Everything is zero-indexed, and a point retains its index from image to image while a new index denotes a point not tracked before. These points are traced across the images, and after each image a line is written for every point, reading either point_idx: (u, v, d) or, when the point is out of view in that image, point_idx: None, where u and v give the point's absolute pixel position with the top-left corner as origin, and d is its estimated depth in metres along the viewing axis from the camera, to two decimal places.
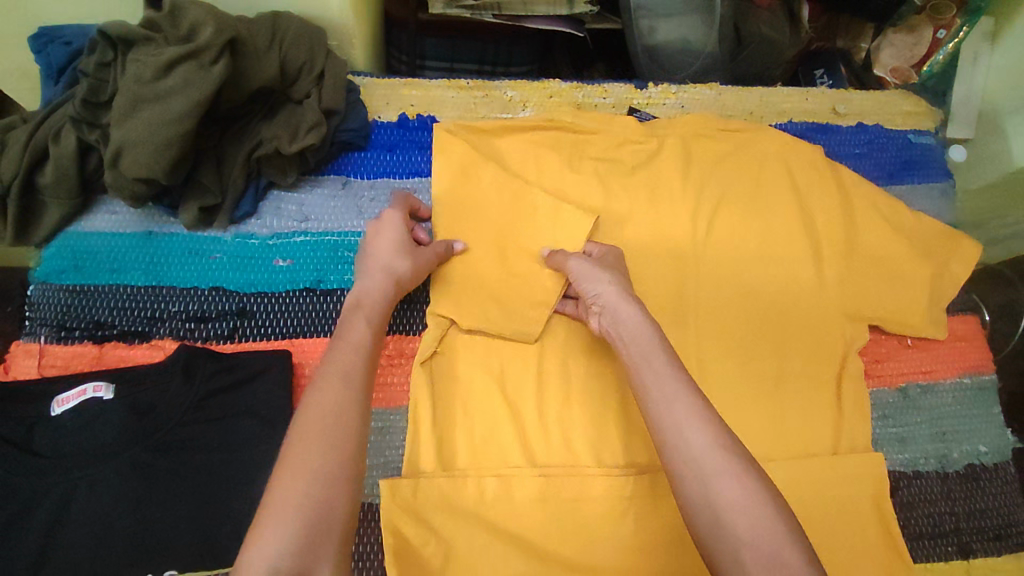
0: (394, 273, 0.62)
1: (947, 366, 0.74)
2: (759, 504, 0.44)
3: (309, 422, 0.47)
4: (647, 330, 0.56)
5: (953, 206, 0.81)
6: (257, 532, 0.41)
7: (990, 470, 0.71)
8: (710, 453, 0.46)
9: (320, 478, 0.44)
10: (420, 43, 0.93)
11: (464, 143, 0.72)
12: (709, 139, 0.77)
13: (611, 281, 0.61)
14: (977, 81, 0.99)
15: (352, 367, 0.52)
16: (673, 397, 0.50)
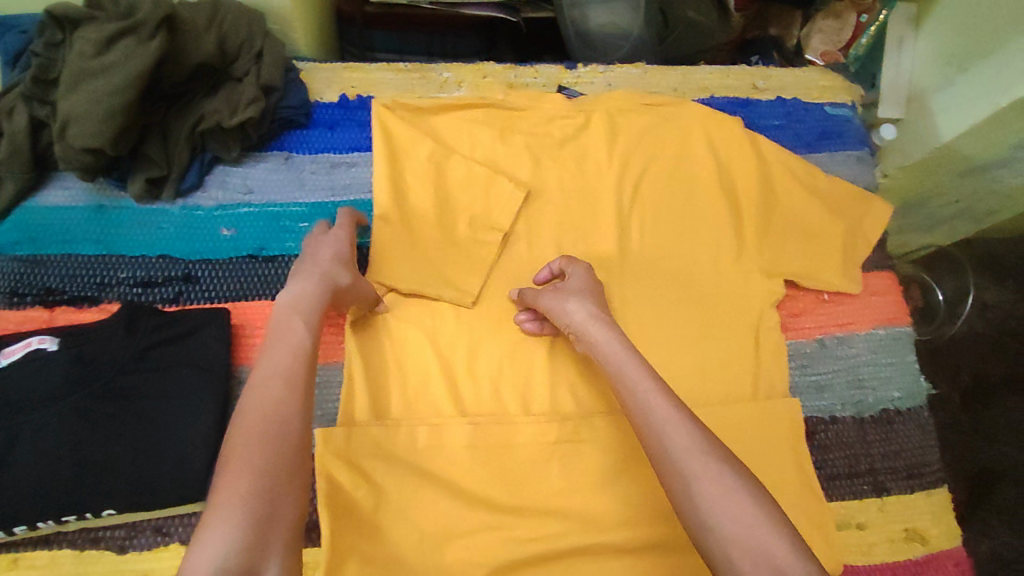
0: (333, 283, 0.61)
1: (863, 319, 0.78)
2: (735, 497, 0.48)
3: (253, 423, 0.49)
4: (624, 351, 0.60)
5: (869, 172, 0.86)
6: (203, 534, 0.43)
7: (904, 414, 0.75)
8: (688, 453, 0.50)
9: (261, 479, 0.46)
10: (369, 36, 1.01)
11: (400, 119, 0.76)
12: (634, 112, 0.82)
13: (591, 301, 0.65)
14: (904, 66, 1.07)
15: (291, 369, 0.53)
16: (651, 403, 0.54)
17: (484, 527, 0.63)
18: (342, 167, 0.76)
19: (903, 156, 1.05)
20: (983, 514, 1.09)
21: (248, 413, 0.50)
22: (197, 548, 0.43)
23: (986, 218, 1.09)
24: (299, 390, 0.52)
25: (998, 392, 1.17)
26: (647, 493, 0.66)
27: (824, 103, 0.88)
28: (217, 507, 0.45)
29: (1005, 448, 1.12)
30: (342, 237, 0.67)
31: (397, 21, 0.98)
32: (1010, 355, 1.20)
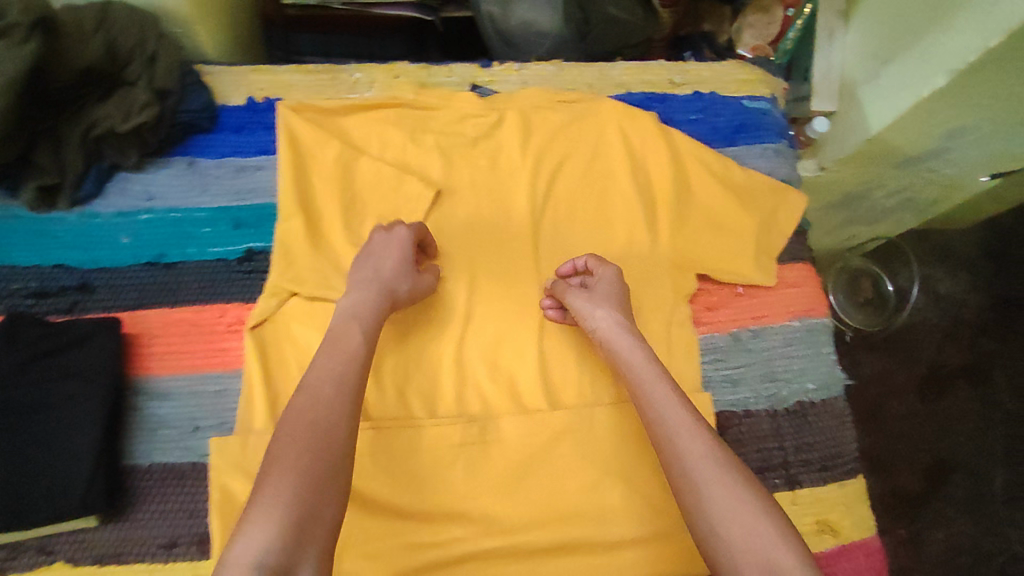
0: (384, 292, 0.64)
1: (777, 312, 0.78)
2: (745, 510, 0.50)
3: (300, 426, 0.52)
4: (641, 358, 0.62)
5: (788, 166, 0.86)
6: (245, 528, 0.47)
7: (819, 406, 0.74)
8: (704, 464, 0.53)
9: (304, 482, 0.49)
10: (294, 39, 0.97)
11: (306, 122, 0.74)
12: (548, 109, 0.81)
13: (617, 307, 0.67)
14: (834, 57, 1.07)
15: (342, 377, 0.57)
16: (665, 411, 0.57)
17: (385, 533, 0.63)
18: (247, 171, 0.74)
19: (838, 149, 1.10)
20: (937, 505, 1.25)
21: (297, 414, 0.54)
22: (240, 542, 0.46)
23: (926, 209, 1.21)
24: (349, 398, 0.56)
25: (953, 381, 1.32)
26: (553, 492, 0.66)
27: (742, 97, 0.88)
28: (260, 503, 0.48)
29: (960, 438, 1.29)
30: (404, 241, 0.67)
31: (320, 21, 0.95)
32: (967, 345, 1.34)
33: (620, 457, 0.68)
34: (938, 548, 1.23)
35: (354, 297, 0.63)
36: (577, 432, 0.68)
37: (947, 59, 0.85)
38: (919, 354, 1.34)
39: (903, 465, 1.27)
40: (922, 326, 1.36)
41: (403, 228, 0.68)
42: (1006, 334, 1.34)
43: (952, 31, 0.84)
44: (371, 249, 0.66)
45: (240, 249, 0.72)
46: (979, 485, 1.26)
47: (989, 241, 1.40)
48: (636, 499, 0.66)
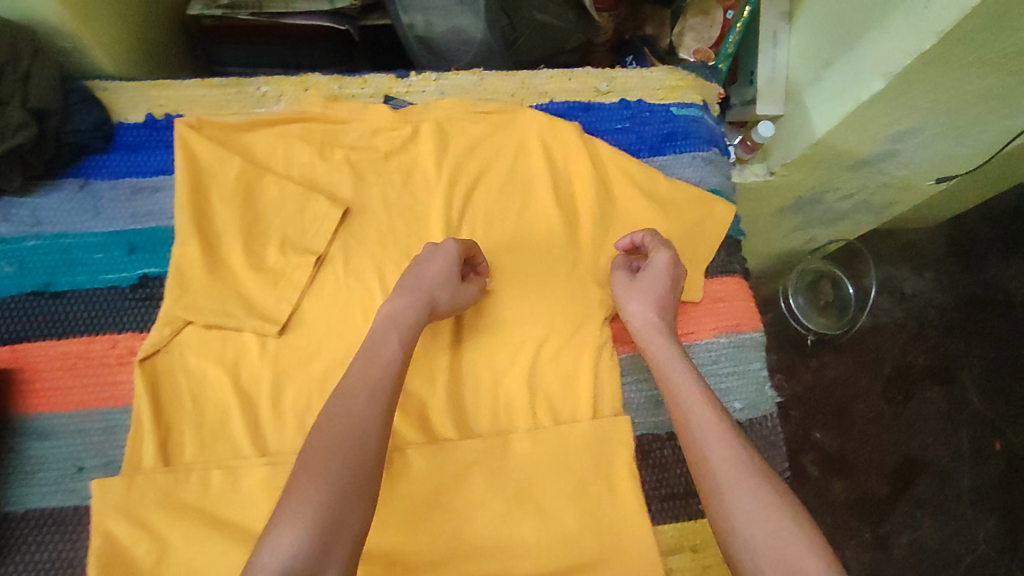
0: (431, 301, 0.64)
1: (704, 328, 0.76)
2: (772, 512, 0.51)
3: (336, 431, 0.53)
4: (674, 357, 0.64)
5: (719, 174, 0.84)
6: (272, 531, 0.47)
7: (744, 425, 0.74)
8: (729, 465, 0.54)
9: (334, 488, 0.50)
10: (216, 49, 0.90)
11: (206, 140, 0.70)
12: (466, 121, 0.77)
13: (654, 302, 0.67)
14: (779, 60, 1.06)
15: (375, 382, 0.57)
16: (695, 409, 0.58)
17: None
18: (144, 193, 0.70)
19: (785, 153, 1.05)
20: (906, 507, 1.26)
21: (335, 418, 0.54)
22: (266, 545, 0.47)
23: (885, 209, 1.21)
24: (384, 404, 0.56)
25: (920, 382, 1.34)
26: (462, 526, 0.63)
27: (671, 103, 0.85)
28: (289, 508, 0.48)
29: (927, 439, 1.30)
30: (456, 252, 0.67)
31: (243, 35, 0.88)
32: (931, 347, 1.36)
33: (532, 487, 0.66)
34: (905, 551, 1.24)
35: (403, 299, 0.63)
36: (487, 461, 0.66)
37: (881, 62, 0.81)
38: (886, 355, 1.36)
39: (866, 467, 1.29)
40: (886, 330, 1.38)
41: (451, 242, 0.67)
42: (971, 335, 1.37)
43: (883, 34, 0.81)
44: (423, 257, 0.66)
45: (135, 275, 0.68)
46: (946, 486, 1.28)
47: (951, 245, 1.44)
48: (547, 531, 0.64)
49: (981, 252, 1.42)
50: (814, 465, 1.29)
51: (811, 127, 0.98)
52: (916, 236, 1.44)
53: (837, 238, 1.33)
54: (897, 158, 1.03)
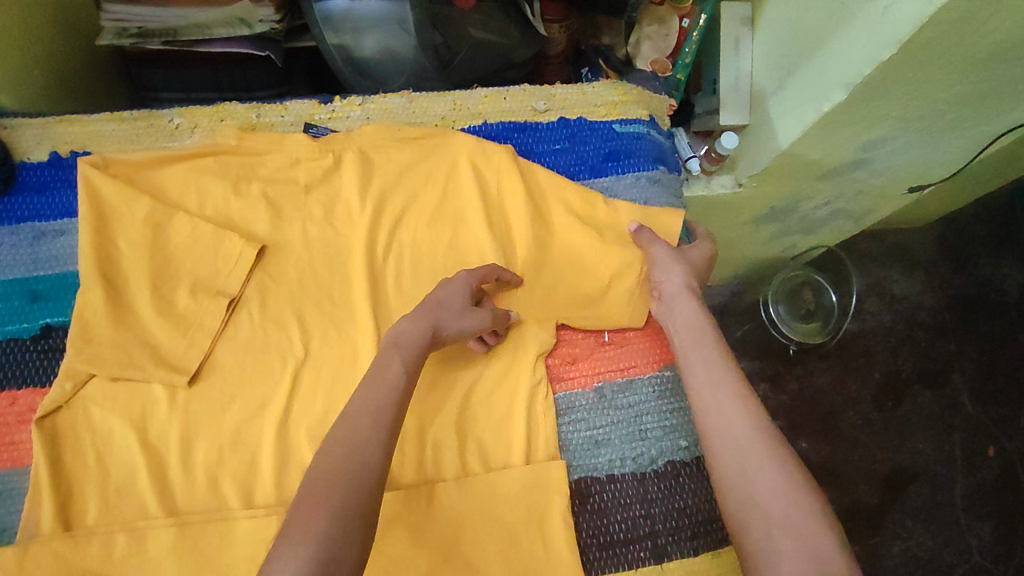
0: (439, 328, 0.61)
1: (647, 361, 0.72)
2: (792, 486, 0.51)
3: (338, 458, 0.50)
4: (700, 323, 0.64)
5: (666, 195, 0.79)
6: (270, 566, 0.44)
7: (692, 465, 0.68)
8: (748, 434, 0.55)
9: (337, 518, 0.47)
10: (148, 75, 0.87)
11: (113, 179, 0.66)
12: (392, 148, 0.74)
13: (688, 274, 0.68)
14: (743, 66, 0.97)
15: (382, 400, 0.54)
16: (719, 377, 0.59)
17: None
18: (48, 238, 0.67)
19: (752, 164, 0.95)
20: (897, 516, 1.21)
21: (338, 442, 0.51)
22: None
23: (864, 216, 1.14)
24: (390, 428, 0.53)
25: (911, 387, 1.29)
26: None
27: (613, 121, 0.81)
28: (289, 541, 0.45)
29: (918, 445, 1.25)
30: (471, 281, 0.65)
31: (171, 61, 0.84)
32: (922, 351, 1.31)
33: (460, 539, 0.62)
34: (898, 561, 1.18)
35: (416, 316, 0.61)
36: (411, 513, 0.62)
37: (843, 70, 0.74)
38: (875, 361, 1.31)
39: (857, 476, 1.23)
40: (875, 335, 1.33)
41: (467, 273, 0.66)
42: (964, 336, 1.33)
43: (844, 42, 0.74)
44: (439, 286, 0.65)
45: (36, 326, 0.64)
46: (940, 493, 1.22)
47: (941, 244, 1.39)
48: None
49: (974, 250, 1.38)
50: None
51: (777, 139, 0.89)
52: (907, 236, 1.40)
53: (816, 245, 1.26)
54: (871, 166, 0.95)
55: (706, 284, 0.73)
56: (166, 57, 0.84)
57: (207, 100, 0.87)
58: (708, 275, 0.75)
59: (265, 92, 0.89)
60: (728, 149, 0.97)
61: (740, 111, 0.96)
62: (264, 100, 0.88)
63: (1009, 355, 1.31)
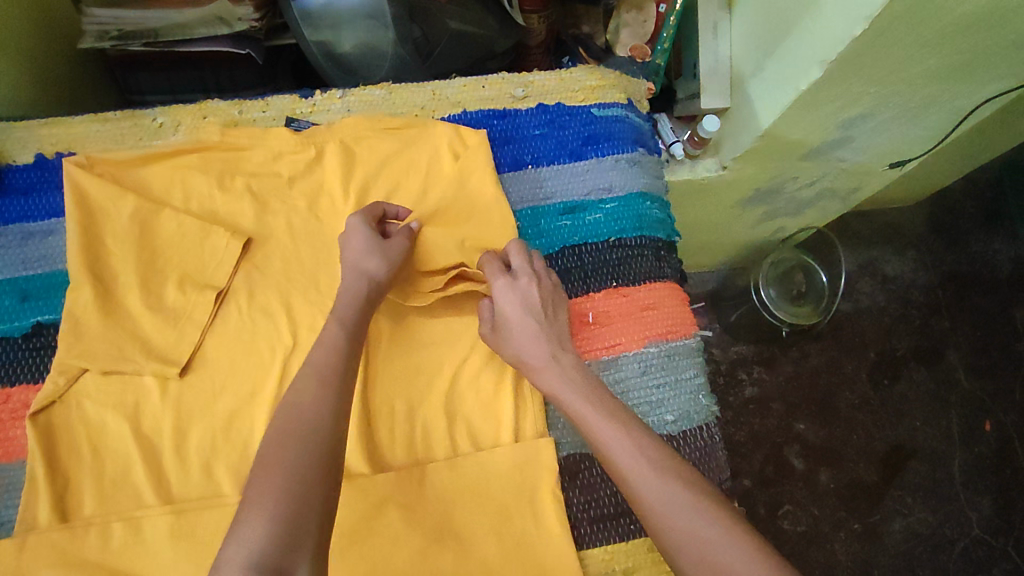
0: (368, 274, 0.64)
1: (631, 338, 0.73)
2: (713, 539, 0.50)
3: (286, 427, 0.53)
4: (576, 392, 0.62)
5: (645, 175, 0.80)
6: (236, 532, 0.47)
7: (678, 438, 0.71)
8: (658, 496, 0.53)
9: (295, 476, 0.49)
10: (133, 78, 0.88)
11: (98, 177, 0.68)
12: (373, 138, 0.75)
13: (525, 347, 0.65)
14: (722, 50, 0.94)
15: (322, 370, 0.57)
16: (613, 441, 0.57)
17: None
18: (37, 238, 0.68)
19: (734, 145, 0.95)
20: (896, 493, 1.22)
21: (284, 414, 0.54)
22: (230, 546, 0.46)
23: (850, 194, 1.14)
24: (332, 388, 0.56)
25: (905, 364, 1.30)
26: (378, 562, 0.60)
27: (591, 105, 0.82)
28: (252, 506, 0.48)
29: (916, 422, 1.26)
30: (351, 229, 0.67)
31: (154, 63, 0.86)
32: (916, 328, 1.32)
33: (452, 518, 0.63)
34: (899, 537, 1.19)
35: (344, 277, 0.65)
36: (403, 494, 0.63)
37: (816, 49, 0.74)
38: (869, 339, 1.31)
39: (855, 455, 1.24)
40: (868, 314, 1.33)
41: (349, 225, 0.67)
42: (958, 313, 1.33)
43: (817, 20, 0.73)
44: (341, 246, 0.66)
45: (27, 324, 0.65)
46: (938, 468, 1.24)
47: (932, 222, 1.40)
48: (469, 564, 0.61)
49: (965, 226, 1.39)
50: (799, 457, 1.24)
51: (756, 119, 0.89)
52: (897, 216, 1.40)
53: (805, 226, 1.26)
54: (852, 143, 0.96)
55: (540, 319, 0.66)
56: (150, 60, 0.85)
57: (192, 100, 0.89)
58: (540, 305, 0.67)
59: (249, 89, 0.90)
60: (710, 132, 0.95)
61: (719, 96, 0.94)
62: (248, 95, 0.89)
63: (1003, 330, 1.32)
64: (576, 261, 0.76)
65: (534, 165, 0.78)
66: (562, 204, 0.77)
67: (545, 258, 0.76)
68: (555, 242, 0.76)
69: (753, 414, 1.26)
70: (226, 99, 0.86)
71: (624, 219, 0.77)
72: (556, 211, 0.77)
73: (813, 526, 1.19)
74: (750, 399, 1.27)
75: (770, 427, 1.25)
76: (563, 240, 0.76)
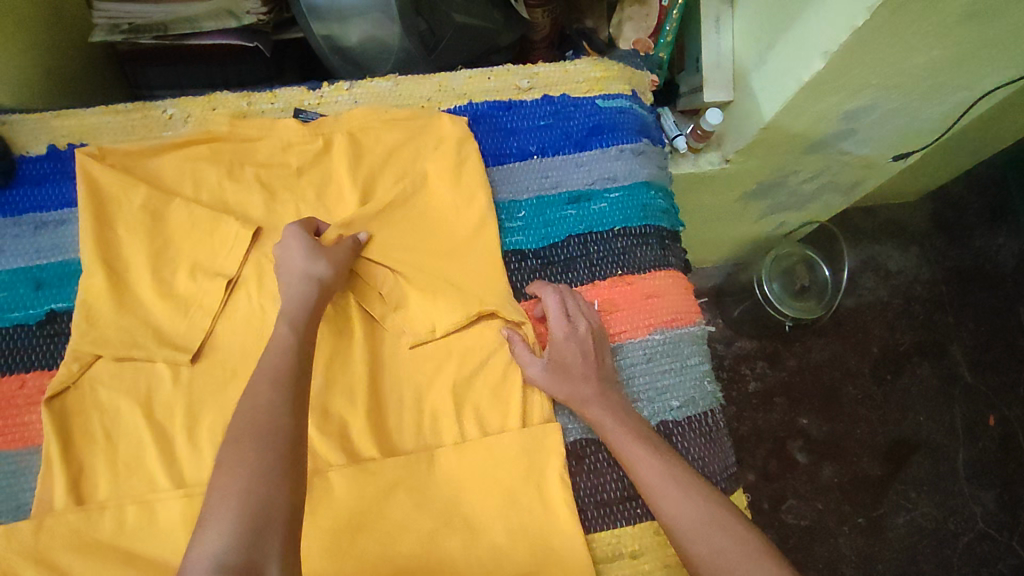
0: (315, 277, 0.64)
1: (637, 325, 0.74)
2: (748, 559, 0.53)
3: (241, 428, 0.52)
4: (617, 424, 0.63)
5: (649, 165, 0.81)
6: (200, 537, 0.46)
7: (684, 424, 0.71)
8: (697, 520, 0.56)
9: (257, 472, 0.49)
10: (143, 72, 0.89)
11: (109, 168, 0.68)
12: (380, 129, 0.76)
13: (566, 380, 0.66)
14: (724, 44, 0.94)
15: (278, 369, 0.56)
16: (652, 468, 0.60)
17: None
18: (50, 227, 0.69)
19: (738, 138, 0.96)
20: (900, 488, 1.22)
21: (239, 417, 0.53)
22: (196, 550, 0.45)
23: (851, 189, 1.15)
24: (286, 386, 0.55)
25: (908, 359, 1.30)
26: (387, 546, 0.61)
27: (595, 96, 0.83)
28: (216, 509, 0.47)
29: (920, 417, 1.27)
30: (292, 234, 0.66)
31: (163, 57, 0.87)
32: (919, 324, 1.33)
33: (460, 503, 0.63)
34: (902, 531, 1.20)
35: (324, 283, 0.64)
36: (412, 478, 0.63)
37: (819, 40, 0.74)
38: (872, 335, 1.32)
39: (858, 449, 1.24)
40: (871, 309, 1.33)
41: (288, 230, 0.66)
42: (961, 308, 1.34)
43: (818, 13, 0.74)
44: (278, 255, 0.65)
45: (42, 312, 0.66)
46: (941, 463, 1.24)
47: (935, 218, 1.40)
48: (478, 547, 0.62)
49: (968, 222, 1.39)
50: (802, 451, 1.24)
51: (759, 111, 0.89)
52: (900, 211, 1.41)
53: (808, 221, 1.26)
54: (856, 135, 0.96)
55: (592, 357, 0.67)
56: (159, 53, 0.86)
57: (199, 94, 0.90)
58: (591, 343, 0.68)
59: (256, 83, 0.91)
60: (713, 125, 0.94)
61: (721, 88, 0.94)
62: (255, 89, 0.90)
63: (1006, 325, 1.32)
64: (581, 250, 0.76)
65: (539, 155, 0.79)
66: (567, 194, 0.78)
67: (551, 247, 0.76)
68: (560, 231, 0.77)
69: (757, 409, 1.26)
70: (234, 92, 0.87)
71: (629, 208, 0.78)
72: (561, 201, 0.78)
73: (816, 520, 1.20)
74: (753, 394, 1.28)
75: (773, 422, 1.26)
76: (569, 229, 0.77)
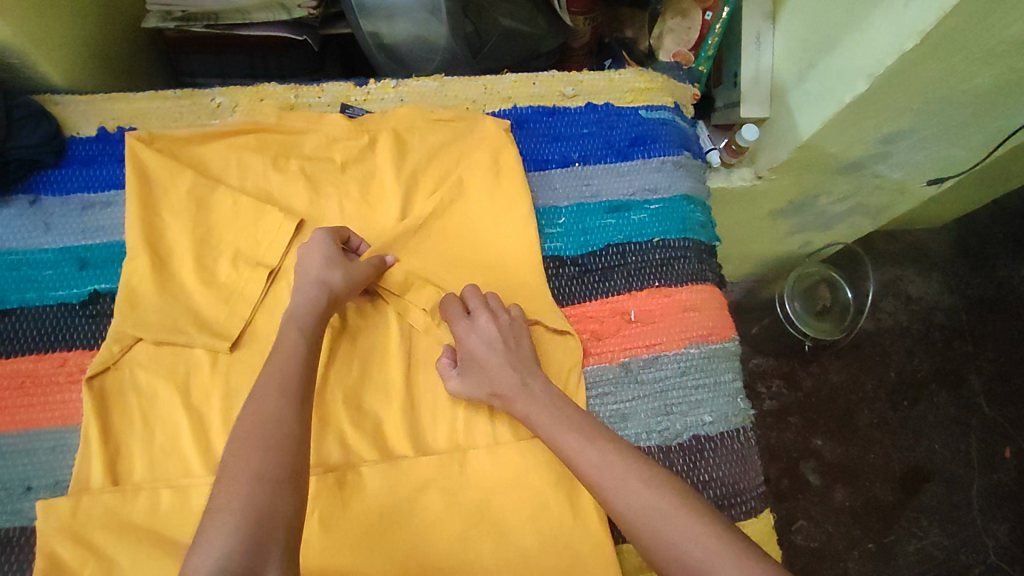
0: (328, 286, 0.63)
1: (671, 339, 0.74)
2: (688, 536, 0.51)
3: (255, 434, 0.52)
4: (547, 413, 0.60)
5: (689, 178, 0.80)
6: (202, 539, 0.46)
7: (715, 440, 0.71)
8: (637, 500, 0.53)
9: (261, 480, 0.49)
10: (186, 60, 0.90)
11: (157, 152, 0.69)
12: (424, 129, 0.76)
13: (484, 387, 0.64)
14: (764, 60, 0.94)
15: (286, 376, 0.56)
16: (585, 454, 0.57)
17: None
18: (95, 208, 0.69)
19: (770, 156, 0.95)
20: (912, 515, 1.21)
21: (250, 422, 0.53)
22: (196, 555, 0.45)
23: (876, 214, 1.14)
24: (296, 393, 0.55)
25: (926, 386, 1.29)
26: (415, 545, 0.61)
27: (639, 107, 0.83)
28: (222, 509, 0.47)
29: (934, 445, 1.25)
30: (323, 240, 0.66)
31: (209, 44, 0.88)
32: (939, 351, 1.31)
33: (488, 505, 0.63)
34: (913, 559, 1.18)
35: (349, 282, 0.64)
36: (443, 478, 0.63)
37: (863, 61, 0.73)
38: (890, 360, 1.31)
39: (872, 475, 1.23)
40: (891, 334, 1.32)
41: (320, 233, 0.67)
42: (981, 337, 1.33)
43: (866, 34, 0.73)
44: (304, 253, 0.65)
45: (84, 292, 0.67)
46: (954, 493, 1.23)
47: (958, 246, 1.39)
48: (504, 552, 0.62)
49: (992, 251, 1.38)
50: (815, 473, 1.23)
51: (796, 130, 0.88)
52: (925, 237, 1.40)
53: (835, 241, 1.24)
54: (890, 159, 0.95)
55: (496, 355, 0.64)
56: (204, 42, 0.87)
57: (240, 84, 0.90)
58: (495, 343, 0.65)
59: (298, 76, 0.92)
60: (748, 140, 0.94)
61: (758, 104, 0.93)
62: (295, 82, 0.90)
63: None
64: (619, 259, 0.76)
65: (580, 162, 0.79)
66: (607, 203, 0.78)
67: (589, 255, 0.76)
68: (598, 239, 0.76)
69: (771, 428, 1.26)
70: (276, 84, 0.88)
71: (668, 221, 0.78)
72: (601, 209, 0.78)
73: (826, 544, 1.18)
74: (768, 413, 1.27)
75: (787, 441, 1.25)
76: (608, 237, 0.77)
